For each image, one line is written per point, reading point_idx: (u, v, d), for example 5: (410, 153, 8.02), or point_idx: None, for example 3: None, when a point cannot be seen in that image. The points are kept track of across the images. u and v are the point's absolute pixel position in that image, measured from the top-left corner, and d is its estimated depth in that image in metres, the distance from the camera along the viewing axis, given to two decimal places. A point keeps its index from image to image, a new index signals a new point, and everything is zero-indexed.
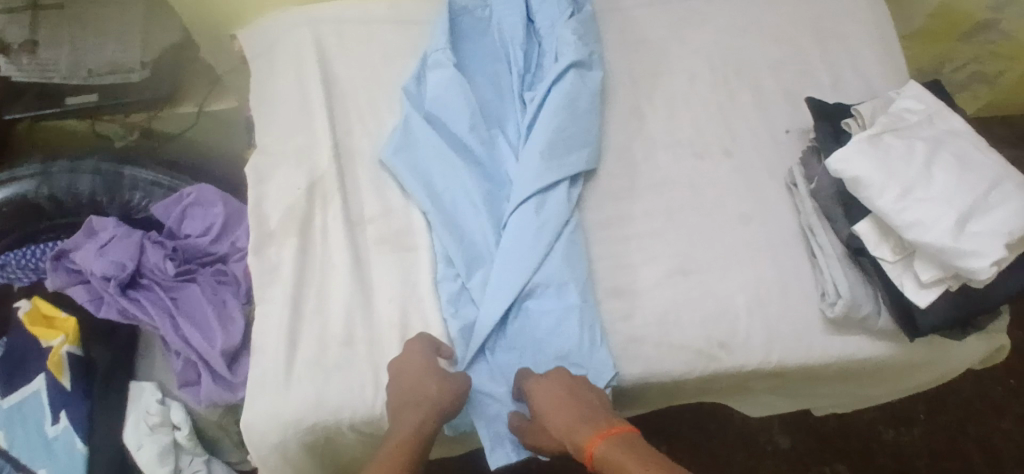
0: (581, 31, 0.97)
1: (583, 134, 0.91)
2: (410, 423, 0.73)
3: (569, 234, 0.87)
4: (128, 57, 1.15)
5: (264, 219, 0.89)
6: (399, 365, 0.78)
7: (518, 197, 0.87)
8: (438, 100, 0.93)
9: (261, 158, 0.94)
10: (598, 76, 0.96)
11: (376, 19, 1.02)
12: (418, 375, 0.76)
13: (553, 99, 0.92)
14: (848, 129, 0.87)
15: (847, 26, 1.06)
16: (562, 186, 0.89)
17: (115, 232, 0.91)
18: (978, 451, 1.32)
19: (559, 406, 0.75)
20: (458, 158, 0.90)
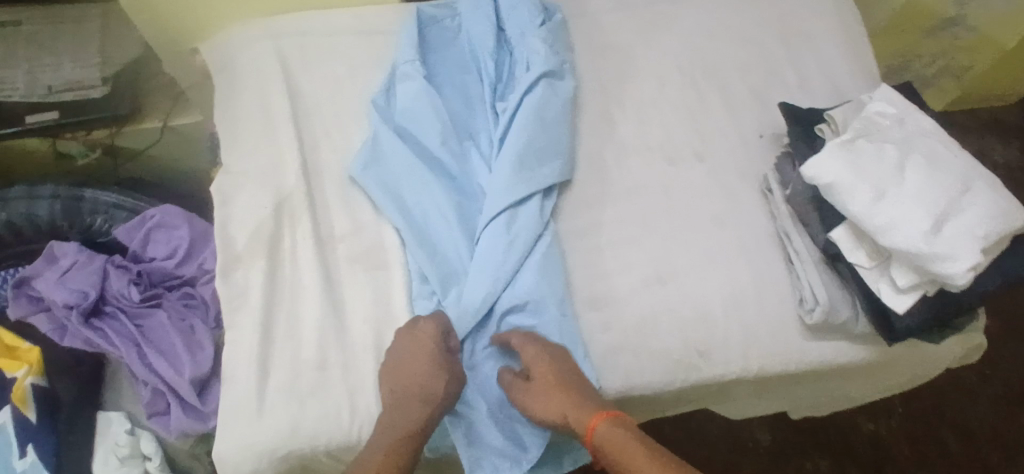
0: (551, 39, 0.96)
1: (556, 144, 0.90)
2: (417, 417, 0.75)
3: (544, 248, 0.85)
4: (86, 74, 1.13)
5: (231, 241, 0.86)
6: (410, 352, 0.77)
7: (491, 210, 0.85)
8: (409, 114, 0.91)
9: (225, 178, 0.91)
10: (569, 86, 0.95)
11: (341, 32, 1.01)
12: (430, 370, 0.76)
13: (524, 110, 0.90)
14: (821, 134, 0.86)
15: (817, 25, 1.06)
16: (534, 199, 0.87)
17: (76, 259, 0.88)
18: (956, 439, 1.33)
19: (560, 381, 0.76)
20: (429, 172, 0.89)
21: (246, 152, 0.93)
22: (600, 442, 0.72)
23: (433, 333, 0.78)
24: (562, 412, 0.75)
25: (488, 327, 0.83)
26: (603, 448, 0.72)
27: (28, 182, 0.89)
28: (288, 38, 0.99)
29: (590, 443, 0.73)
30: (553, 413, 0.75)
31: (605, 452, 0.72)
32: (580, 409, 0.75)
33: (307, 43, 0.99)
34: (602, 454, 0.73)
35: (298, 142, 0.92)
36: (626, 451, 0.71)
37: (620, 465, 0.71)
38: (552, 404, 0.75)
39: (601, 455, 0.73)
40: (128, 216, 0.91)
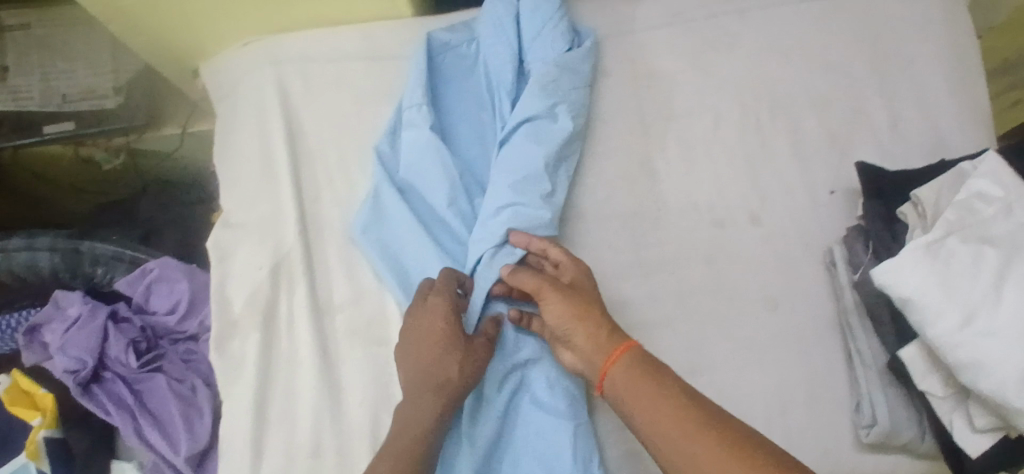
0: (557, 74, 0.81)
1: (529, 198, 0.75)
2: (434, 406, 0.66)
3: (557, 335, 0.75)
4: (100, 83, 1.10)
5: (226, 307, 0.81)
6: (415, 325, 0.69)
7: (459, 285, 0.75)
8: (412, 165, 0.81)
9: (223, 229, 0.84)
10: (565, 126, 0.79)
11: (344, 54, 0.89)
12: (444, 344, 0.68)
13: (505, 159, 0.78)
14: (903, 218, 0.71)
15: (912, 44, 0.87)
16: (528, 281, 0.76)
17: (82, 311, 0.86)
18: None
19: (589, 299, 0.68)
20: (427, 235, 0.79)
21: (244, 199, 0.85)
22: (629, 364, 0.64)
23: (443, 302, 0.70)
24: (580, 317, 0.66)
25: (494, 401, 0.72)
26: (624, 374, 0.63)
27: (26, 232, 0.86)
28: (290, 65, 0.88)
29: (614, 359, 0.65)
30: (568, 317, 0.67)
31: (622, 383, 0.63)
32: (611, 334, 0.66)
33: (309, 70, 0.88)
34: (621, 383, 0.63)
35: (296, 193, 0.84)
36: (652, 385, 0.61)
37: (644, 395, 0.61)
38: (570, 304, 0.67)
39: (618, 385, 0.63)
40: (128, 267, 0.87)
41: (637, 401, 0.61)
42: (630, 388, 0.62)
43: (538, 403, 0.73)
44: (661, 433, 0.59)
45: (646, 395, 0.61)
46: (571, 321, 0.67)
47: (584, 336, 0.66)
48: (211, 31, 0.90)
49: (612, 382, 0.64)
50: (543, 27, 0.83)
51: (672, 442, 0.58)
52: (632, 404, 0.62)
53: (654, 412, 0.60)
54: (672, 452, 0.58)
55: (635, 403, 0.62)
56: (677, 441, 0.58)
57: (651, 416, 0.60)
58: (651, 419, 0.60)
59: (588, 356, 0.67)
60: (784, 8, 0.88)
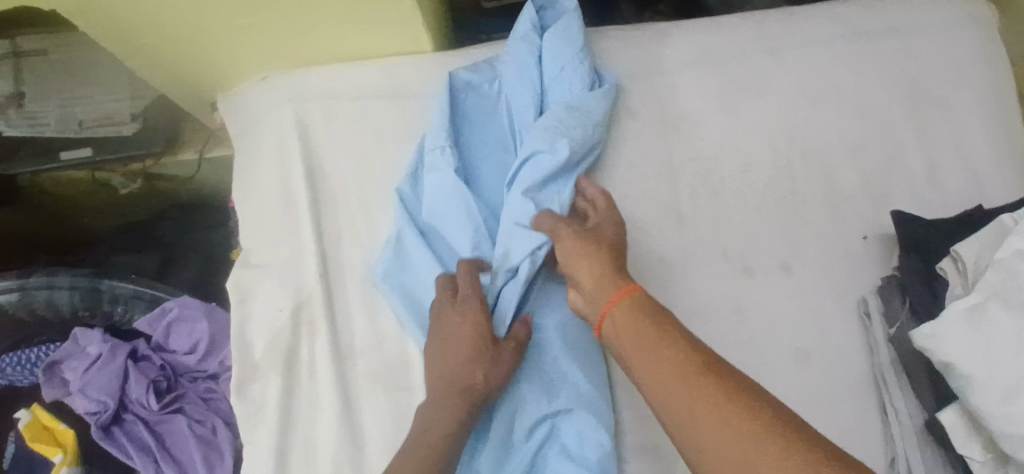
0: (572, 118, 0.79)
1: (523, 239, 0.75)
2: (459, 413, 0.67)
3: (585, 383, 0.73)
4: (118, 108, 1.09)
5: (247, 350, 0.80)
6: (444, 337, 0.70)
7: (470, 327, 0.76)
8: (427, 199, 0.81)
9: (245, 270, 0.84)
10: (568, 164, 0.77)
11: (367, 91, 0.89)
12: (473, 357, 0.69)
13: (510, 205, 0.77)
14: (942, 274, 0.69)
15: (947, 90, 0.87)
16: (554, 329, 0.75)
17: (102, 350, 0.86)
18: None
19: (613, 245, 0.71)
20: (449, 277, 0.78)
21: (267, 241, 0.85)
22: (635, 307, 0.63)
23: (472, 315, 0.70)
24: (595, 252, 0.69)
25: (520, 450, 0.71)
26: (628, 311, 0.63)
27: (45, 270, 0.85)
28: (311, 101, 0.88)
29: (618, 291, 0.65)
30: (581, 252, 0.69)
31: (628, 320, 0.62)
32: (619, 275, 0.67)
33: (331, 108, 0.88)
34: (626, 325, 0.62)
35: (318, 236, 0.83)
36: (654, 327, 0.60)
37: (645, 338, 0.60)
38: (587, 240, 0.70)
39: (622, 327, 0.62)
40: (148, 305, 0.87)
41: (637, 347, 0.60)
42: (637, 324, 0.61)
43: (566, 452, 0.71)
44: (660, 374, 0.57)
45: (649, 336, 0.59)
46: (584, 253, 0.69)
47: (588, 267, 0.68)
48: (226, 65, 0.89)
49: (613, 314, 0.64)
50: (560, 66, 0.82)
51: (665, 385, 0.56)
52: (630, 344, 0.61)
53: (654, 355, 0.58)
54: (667, 393, 0.55)
55: (636, 347, 0.60)
56: (671, 383, 0.55)
57: (648, 355, 0.58)
58: (653, 360, 0.58)
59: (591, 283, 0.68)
60: (817, 50, 0.87)
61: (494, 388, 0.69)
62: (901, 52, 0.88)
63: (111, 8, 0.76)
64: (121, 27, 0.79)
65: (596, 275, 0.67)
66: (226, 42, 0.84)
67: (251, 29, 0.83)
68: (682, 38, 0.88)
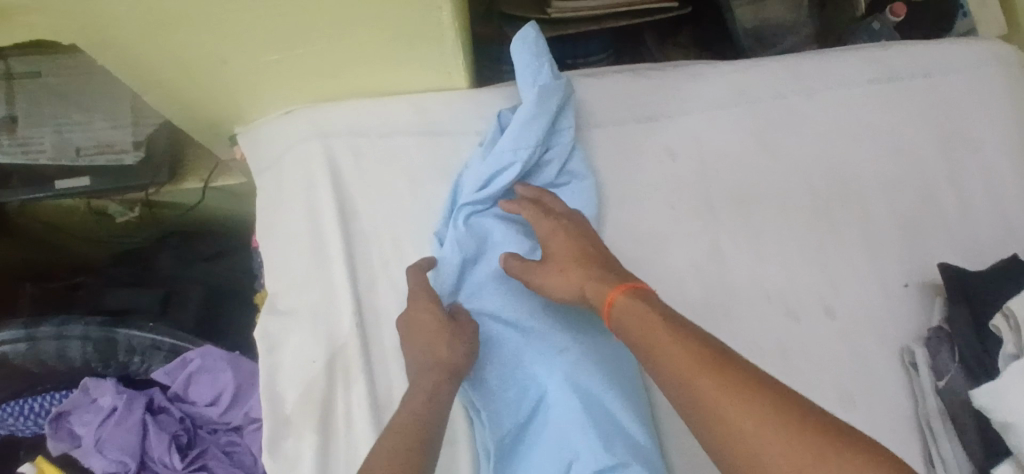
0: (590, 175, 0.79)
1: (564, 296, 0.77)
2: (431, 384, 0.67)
3: (637, 441, 0.71)
4: (118, 136, 1.03)
5: (278, 402, 0.76)
6: (412, 331, 0.71)
7: (516, 379, 0.74)
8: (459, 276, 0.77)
9: (272, 316, 0.80)
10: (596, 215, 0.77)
11: (400, 128, 0.85)
12: (441, 339, 0.70)
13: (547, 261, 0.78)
14: (997, 331, 0.68)
15: (980, 127, 0.86)
16: (607, 385, 0.73)
17: (116, 403, 0.80)
18: None
19: (578, 253, 0.70)
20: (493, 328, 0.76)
21: (295, 284, 0.81)
22: (631, 305, 0.62)
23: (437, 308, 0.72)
24: (579, 254, 0.70)
25: None
26: (624, 307, 0.62)
27: (56, 319, 0.79)
28: (339, 138, 0.84)
29: (604, 295, 0.65)
30: (566, 257, 0.70)
31: (628, 309, 0.62)
32: (599, 284, 0.66)
33: (360, 145, 0.84)
34: (626, 318, 0.62)
35: (351, 280, 0.79)
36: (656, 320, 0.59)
37: (642, 336, 0.59)
38: (567, 241, 0.71)
39: (625, 320, 0.62)
40: (167, 355, 0.82)
41: (644, 339, 0.59)
42: (636, 319, 0.61)
43: None
44: (669, 368, 0.56)
45: (646, 330, 0.59)
46: (567, 255, 0.70)
47: (578, 272, 0.68)
48: (248, 99, 0.84)
49: (612, 316, 0.63)
50: (542, 115, 0.77)
51: (678, 375, 0.55)
52: (636, 336, 0.60)
53: (662, 349, 0.57)
54: (681, 384, 0.55)
55: (642, 342, 0.59)
56: (680, 377, 0.55)
57: (660, 348, 0.57)
58: (657, 353, 0.57)
59: (577, 286, 0.68)
60: (850, 92, 0.85)
61: (460, 364, 0.70)
62: (934, 95, 0.86)
63: (134, 38, 0.70)
64: (142, 58, 0.74)
65: (578, 279, 0.68)
66: (253, 76, 0.80)
67: (281, 64, 0.78)
68: (720, 74, 0.86)
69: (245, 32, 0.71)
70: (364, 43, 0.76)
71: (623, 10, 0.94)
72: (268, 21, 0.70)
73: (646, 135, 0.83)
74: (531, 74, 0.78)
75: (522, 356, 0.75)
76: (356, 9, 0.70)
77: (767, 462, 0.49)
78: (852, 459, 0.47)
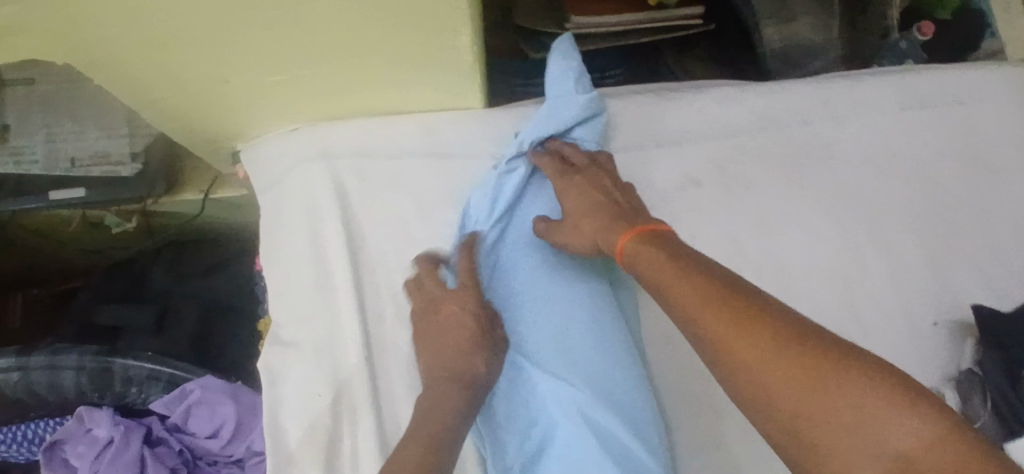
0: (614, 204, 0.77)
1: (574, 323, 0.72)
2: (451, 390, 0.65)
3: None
4: (115, 147, 0.98)
5: (281, 439, 0.72)
6: (437, 318, 0.69)
7: (519, 410, 0.69)
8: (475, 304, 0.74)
9: (276, 349, 0.76)
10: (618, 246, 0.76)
11: (411, 150, 0.82)
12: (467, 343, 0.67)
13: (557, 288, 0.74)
14: None
15: (1010, 163, 0.85)
16: (616, 420, 0.67)
17: (113, 435, 0.78)
18: None
19: (593, 200, 0.70)
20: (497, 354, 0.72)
21: (300, 313, 0.78)
22: (638, 248, 0.63)
23: (467, 300, 0.69)
24: (595, 205, 0.70)
25: None
26: (635, 253, 0.63)
27: (49, 348, 0.76)
28: (345, 158, 0.81)
29: (615, 241, 0.66)
30: (583, 210, 0.70)
31: (640, 252, 0.63)
32: (614, 231, 0.67)
33: (368, 167, 0.81)
34: (636, 259, 0.63)
35: (359, 311, 0.76)
36: (662, 258, 0.60)
37: (651, 276, 0.60)
38: (583, 193, 0.71)
39: (636, 259, 0.63)
40: (165, 385, 0.78)
41: (654, 276, 0.60)
42: (647, 263, 0.62)
43: None
44: (680, 305, 0.56)
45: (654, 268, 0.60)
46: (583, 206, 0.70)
47: (593, 222, 0.69)
48: (250, 119, 0.81)
49: (625, 264, 0.64)
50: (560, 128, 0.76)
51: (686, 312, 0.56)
52: (645, 274, 0.61)
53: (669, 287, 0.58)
54: (688, 320, 0.56)
55: (652, 280, 0.60)
56: (689, 314, 0.55)
57: (668, 286, 0.58)
58: (667, 292, 0.58)
59: (591, 238, 0.69)
60: (874, 118, 0.84)
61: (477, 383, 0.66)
62: (961, 128, 0.85)
63: (132, 58, 0.66)
64: (138, 77, 0.70)
65: (592, 232, 0.69)
66: (255, 96, 0.76)
67: (286, 85, 0.74)
68: (745, 100, 0.83)
69: (250, 55, 0.68)
70: (373, 65, 0.73)
71: (644, 24, 0.91)
72: (273, 42, 0.66)
73: (668, 162, 0.80)
74: (558, 83, 0.77)
75: (525, 384, 0.70)
76: (367, 32, 0.66)
77: (775, 396, 0.49)
78: (849, 380, 0.47)
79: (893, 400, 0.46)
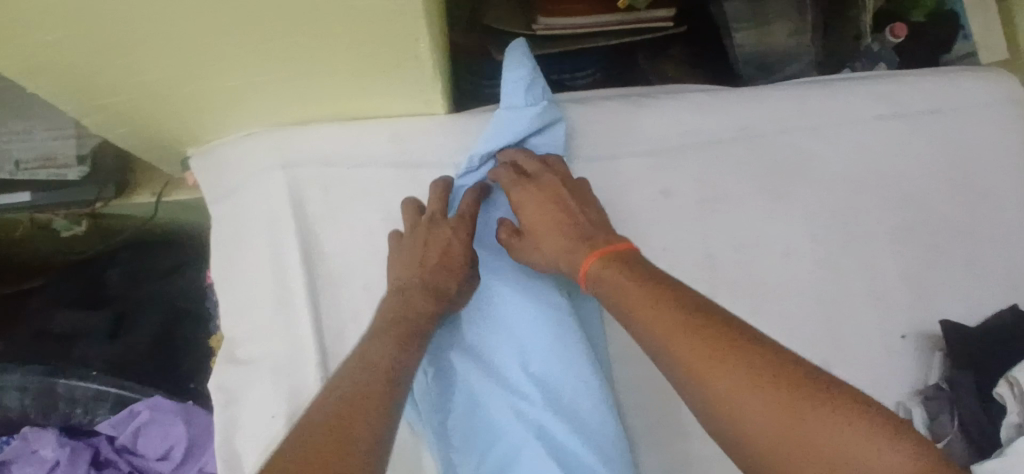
0: None
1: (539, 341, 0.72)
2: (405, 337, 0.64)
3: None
4: (62, 149, 0.93)
5: (236, 462, 0.70)
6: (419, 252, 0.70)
7: (481, 427, 0.70)
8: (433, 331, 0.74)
9: (231, 368, 0.74)
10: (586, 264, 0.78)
11: (374, 158, 0.79)
12: (446, 262, 0.70)
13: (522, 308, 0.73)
14: (1001, 399, 0.65)
15: (986, 177, 0.86)
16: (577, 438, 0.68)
17: (57, 456, 0.73)
18: None
19: (554, 220, 0.69)
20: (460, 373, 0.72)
21: (257, 331, 0.75)
22: (606, 270, 0.62)
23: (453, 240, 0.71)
24: (555, 221, 0.69)
25: None
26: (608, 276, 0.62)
27: None
28: (305, 169, 0.78)
29: (580, 264, 0.65)
30: (545, 221, 0.69)
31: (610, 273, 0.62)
32: (578, 252, 0.66)
33: (328, 177, 0.78)
34: (607, 280, 0.62)
35: (318, 329, 0.73)
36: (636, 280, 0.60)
37: (622, 299, 0.59)
38: (543, 210, 0.70)
39: (607, 280, 0.62)
40: (113, 405, 0.76)
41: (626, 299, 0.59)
42: (617, 286, 0.60)
43: None
44: (654, 329, 0.55)
45: (627, 289, 0.59)
46: (543, 220, 0.69)
47: (556, 240, 0.68)
48: (204, 123, 0.77)
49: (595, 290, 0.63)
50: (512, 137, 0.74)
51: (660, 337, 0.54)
52: (616, 295, 0.60)
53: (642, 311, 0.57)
54: (660, 346, 0.54)
55: (622, 303, 0.59)
56: (665, 342, 0.53)
57: (643, 310, 0.57)
58: (641, 320, 0.56)
59: (551, 258, 0.68)
60: (851, 130, 0.84)
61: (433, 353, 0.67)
62: (940, 140, 0.86)
63: (70, 64, 0.62)
64: (78, 83, 0.65)
65: (554, 253, 0.68)
66: (207, 102, 0.72)
67: (238, 91, 0.71)
68: (721, 110, 0.82)
69: (198, 59, 0.64)
70: (332, 71, 0.69)
71: (616, 26, 0.89)
72: (222, 50, 0.62)
73: (640, 172, 0.78)
74: (509, 93, 0.74)
75: (488, 405, 0.70)
76: (323, 40, 0.63)
77: (749, 428, 0.48)
78: (826, 414, 0.46)
79: (871, 434, 0.45)
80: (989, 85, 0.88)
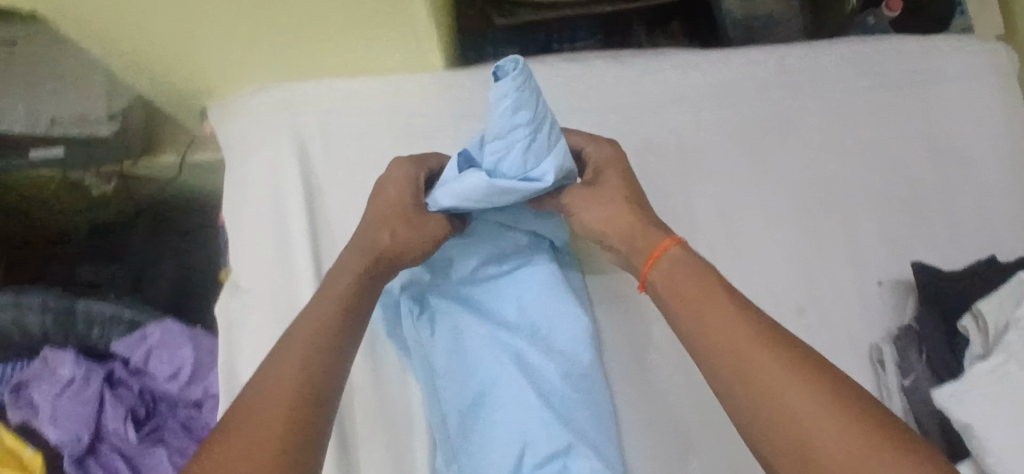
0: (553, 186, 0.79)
1: (523, 287, 0.76)
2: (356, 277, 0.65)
3: (586, 414, 0.71)
4: (90, 108, 0.97)
5: (235, 382, 0.75)
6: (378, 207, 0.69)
7: (466, 369, 0.73)
8: (411, 278, 0.76)
9: (234, 299, 0.79)
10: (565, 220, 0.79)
11: (370, 107, 0.85)
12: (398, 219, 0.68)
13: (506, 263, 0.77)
14: (965, 331, 0.69)
15: (967, 137, 0.88)
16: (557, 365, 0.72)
17: (74, 372, 0.79)
18: None
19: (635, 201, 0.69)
20: (444, 318, 0.76)
21: (259, 264, 0.80)
22: (672, 264, 0.63)
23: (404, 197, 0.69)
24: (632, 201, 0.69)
25: None
26: (673, 269, 0.63)
27: (15, 288, 0.81)
28: (306, 114, 0.84)
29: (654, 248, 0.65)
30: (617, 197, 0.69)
31: (678, 270, 0.63)
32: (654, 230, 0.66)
33: (327, 123, 0.84)
34: (677, 274, 0.63)
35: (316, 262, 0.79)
36: (704, 282, 0.61)
37: (689, 295, 0.61)
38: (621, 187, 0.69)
39: (675, 276, 0.63)
40: (126, 328, 0.83)
41: (689, 303, 0.60)
42: (680, 284, 0.62)
43: None
44: (712, 335, 0.58)
45: (695, 291, 0.60)
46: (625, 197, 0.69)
47: (634, 226, 0.67)
48: (216, 73, 0.84)
49: (655, 283, 0.64)
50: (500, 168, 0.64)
51: (725, 343, 0.57)
52: (681, 293, 0.61)
53: (708, 315, 0.59)
54: (720, 355, 0.57)
55: (685, 303, 0.60)
56: (723, 347, 0.57)
57: (703, 313, 0.59)
58: (700, 318, 0.59)
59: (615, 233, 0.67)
60: (834, 90, 0.87)
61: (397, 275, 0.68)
62: (919, 102, 0.88)
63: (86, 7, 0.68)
64: (97, 27, 0.72)
65: (626, 225, 0.67)
66: (214, 48, 0.78)
67: (241, 37, 0.77)
68: (704, 69, 0.86)
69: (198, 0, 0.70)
70: (330, 14, 0.75)
71: None
72: None
73: (624, 125, 0.83)
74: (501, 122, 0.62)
75: (473, 346, 0.74)
76: None
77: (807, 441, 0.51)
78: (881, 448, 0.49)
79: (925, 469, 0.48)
80: (974, 50, 0.91)
